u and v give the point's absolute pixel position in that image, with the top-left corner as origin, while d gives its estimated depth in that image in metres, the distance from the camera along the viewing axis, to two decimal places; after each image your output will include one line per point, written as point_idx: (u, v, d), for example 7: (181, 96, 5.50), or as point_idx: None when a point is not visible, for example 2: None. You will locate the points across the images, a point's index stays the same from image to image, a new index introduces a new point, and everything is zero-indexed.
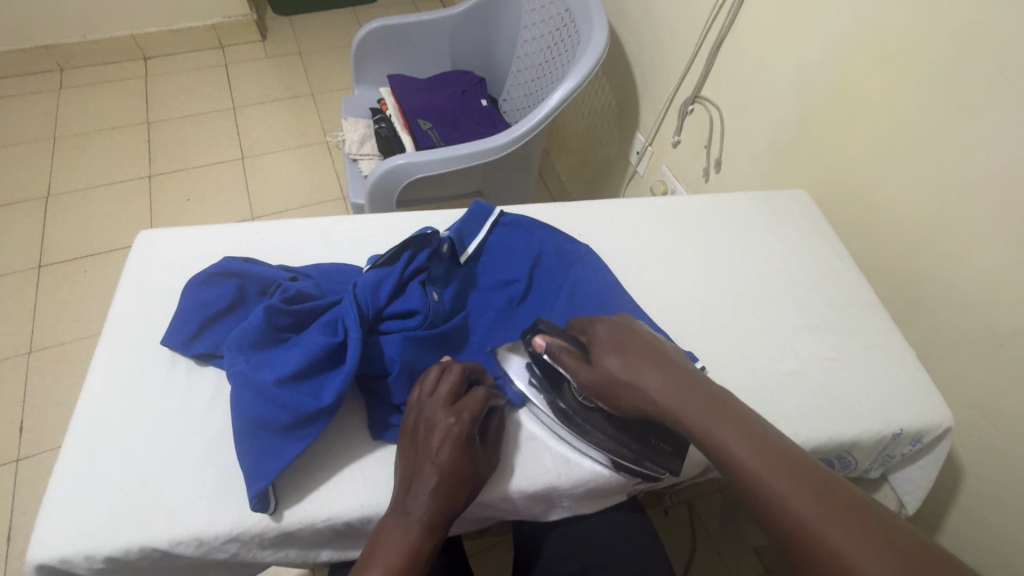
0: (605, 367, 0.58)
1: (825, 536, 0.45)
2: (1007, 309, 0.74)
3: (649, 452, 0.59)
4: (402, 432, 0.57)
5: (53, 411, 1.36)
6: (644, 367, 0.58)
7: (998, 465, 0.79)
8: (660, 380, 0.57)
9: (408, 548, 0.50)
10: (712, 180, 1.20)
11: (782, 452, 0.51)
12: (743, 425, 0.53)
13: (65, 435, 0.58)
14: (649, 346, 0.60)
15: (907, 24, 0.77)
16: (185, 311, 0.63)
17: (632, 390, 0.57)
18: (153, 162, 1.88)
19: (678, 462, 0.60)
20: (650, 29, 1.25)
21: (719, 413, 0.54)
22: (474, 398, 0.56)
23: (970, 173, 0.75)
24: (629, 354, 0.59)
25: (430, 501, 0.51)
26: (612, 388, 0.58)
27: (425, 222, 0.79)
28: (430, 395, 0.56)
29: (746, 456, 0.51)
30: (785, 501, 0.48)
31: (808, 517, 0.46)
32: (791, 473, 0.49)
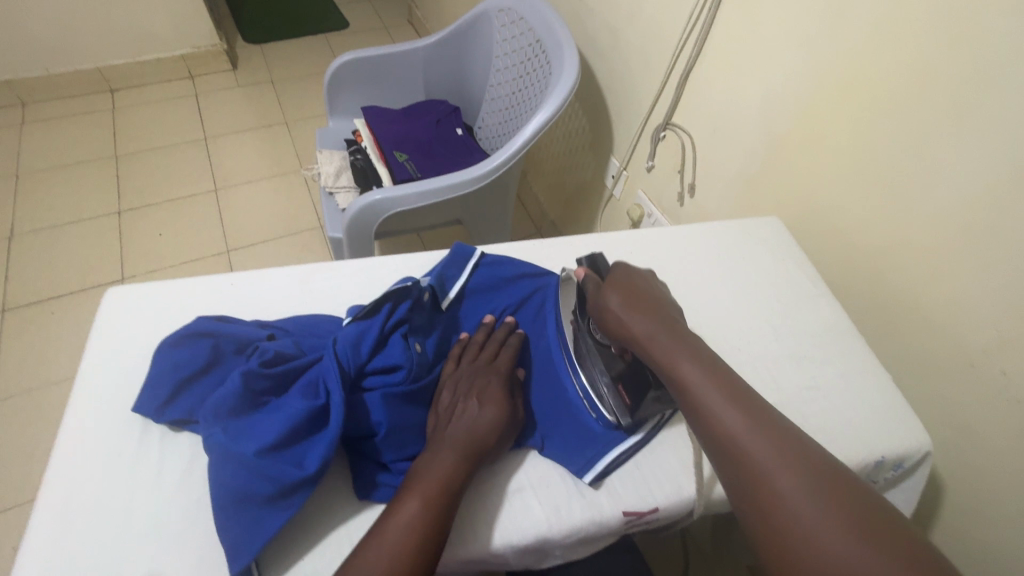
0: (607, 300, 0.67)
1: (764, 465, 0.52)
2: (974, 329, 0.77)
3: (612, 395, 0.66)
4: (430, 416, 0.62)
5: (20, 464, 1.30)
6: (632, 305, 0.65)
7: (976, 482, 0.81)
8: (645, 318, 0.64)
9: (417, 517, 0.51)
10: (686, 204, 1.23)
11: (739, 393, 0.57)
12: (705, 363, 0.59)
13: (31, 516, 0.55)
14: (651, 292, 0.67)
15: (866, 57, 0.80)
16: (156, 377, 0.61)
17: (616, 322, 0.65)
18: (122, 197, 1.83)
19: (626, 419, 0.65)
20: (619, 57, 1.28)
21: (686, 352, 0.61)
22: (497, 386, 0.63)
23: (933, 199, 0.78)
24: (628, 296, 0.66)
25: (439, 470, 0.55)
26: (606, 319, 0.67)
27: (406, 266, 0.79)
28: (462, 370, 0.65)
29: (703, 389, 0.57)
30: (733, 432, 0.54)
31: (753, 450, 0.52)
32: (740, 407, 0.55)
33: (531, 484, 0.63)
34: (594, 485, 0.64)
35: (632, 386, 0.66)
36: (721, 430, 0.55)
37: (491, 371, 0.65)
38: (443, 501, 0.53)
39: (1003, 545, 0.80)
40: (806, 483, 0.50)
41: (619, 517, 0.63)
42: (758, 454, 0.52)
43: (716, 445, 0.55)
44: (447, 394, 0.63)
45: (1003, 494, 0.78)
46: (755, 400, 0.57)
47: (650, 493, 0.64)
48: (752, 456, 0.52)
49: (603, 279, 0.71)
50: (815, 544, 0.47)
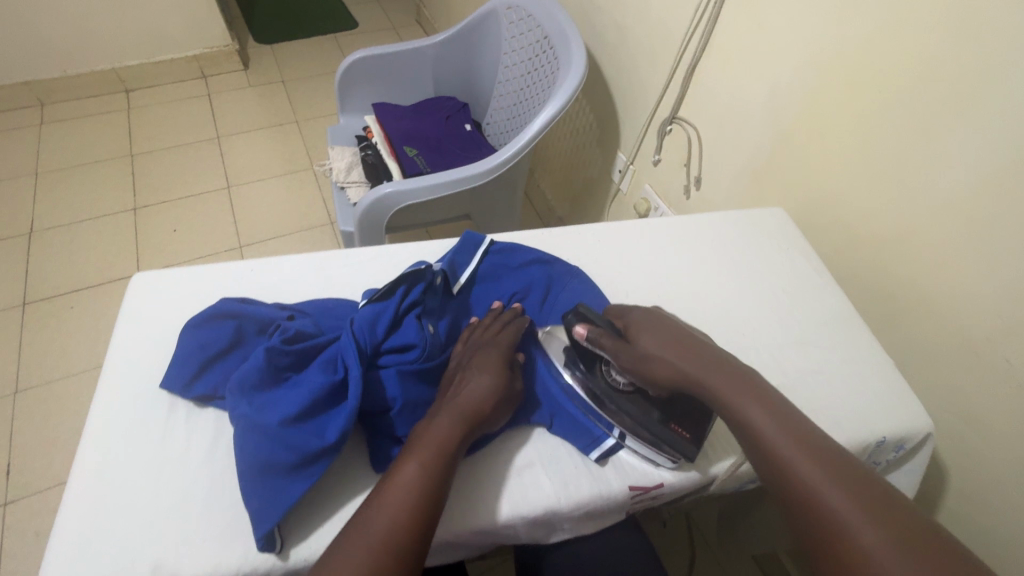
0: (640, 346, 0.65)
1: (835, 509, 0.50)
2: (976, 315, 0.78)
3: (669, 437, 0.63)
4: (436, 390, 0.64)
5: (42, 452, 1.34)
6: (668, 346, 0.64)
7: (979, 466, 0.82)
8: (686, 356, 0.64)
9: (421, 475, 0.53)
10: (692, 197, 1.24)
11: (806, 435, 0.56)
12: (749, 386, 0.60)
13: (67, 484, 0.58)
14: (679, 331, 0.67)
15: (869, 49, 0.81)
16: (182, 354, 0.64)
17: (662, 364, 0.63)
18: (138, 194, 1.88)
19: (694, 450, 0.64)
20: (626, 53, 1.30)
21: (730, 375, 0.61)
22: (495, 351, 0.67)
23: (936, 187, 0.79)
24: (661, 337, 0.66)
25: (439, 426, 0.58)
26: (647, 366, 0.64)
27: (418, 253, 0.81)
28: (464, 347, 0.68)
29: (749, 409, 0.58)
30: (800, 474, 0.53)
31: (823, 493, 0.51)
32: (783, 424, 0.57)
33: (540, 459, 0.65)
34: (600, 461, 0.66)
35: (687, 422, 0.65)
36: (763, 444, 0.56)
37: (492, 348, 0.67)
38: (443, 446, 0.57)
39: (1006, 529, 0.81)
40: (852, 497, 0.50)
41: (625, 492, 0.65)
42: (803, 468, 0.53)
43: (761, 459, 0.56)
44: (453, 370, 0.65)
45: (1006, 477, 0.79)
46: (799, 421, 0.58)
47: (655, 468, 0.66)
48: (797, 469, 0.53)
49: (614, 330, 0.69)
50: (862, 555, 0.47)
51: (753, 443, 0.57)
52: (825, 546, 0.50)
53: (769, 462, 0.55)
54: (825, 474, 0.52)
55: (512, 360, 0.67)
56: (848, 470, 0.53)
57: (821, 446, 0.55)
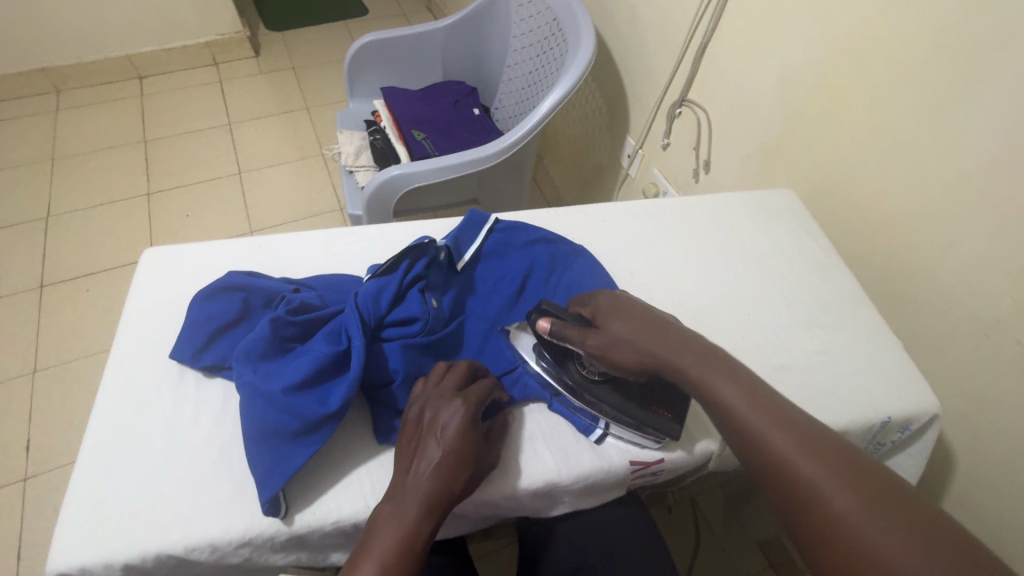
0: (611, 331, 0.62)
1: (805, 474, 0.50)
2: (988, 298, 0.77)
3: (653, 419, 0.64)
4: (402, 427, 0.58)
5: (60, 429, 1.38)
6: (639, 331, 0.62)
7: (987, 450, 0.81)
8: (655, 339, 0.62)
9: (406, 532, 0.51)
10: (701, 181, 1.23)
11: (770, 402, 0.56)
12: (714, 361, 0.60)
13: (81, 448, 0.60)
14: (649, 313, 0.64)
15: (883, 25, 0.79)
16: (192, 325, 0.65)
17: (631, 349, 0.62)
18: (151, 180, 1.90)
19: (677, 427, 0.64)
20: (636, 34, 1.28)
21: (694, 351, 0.61)
22: (480, 386, 0.61)
23: (949, 166, 0.77)
24: (630, 319, 0.64)
25: (431, 479, 0.53)
26: (616, 351, 0.62)
27: (423, 232, 0.82)
28: (435, 385, 0.60)
29: (717, 383, 0.58)
30: (769, 443, 0.53)
31: (790, 458, 0.51)
32: (751, 396, 0.56)
33: (543, 436, 0.66)
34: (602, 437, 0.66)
35: (666, 401, 0.65)
36: (732, 417, 0.56)
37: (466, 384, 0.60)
38: (440, 500, 0.53)
39: (1014, 514, 0.80)
40: (822, 463, 0.50)
41: (625, 467, 0.65)
42: (773, 438, 0.53)
43: (731, 433, 0.56)
44: (417, 408, 0.58)
45: (1015, 462, 0.78)
46: (765, 390, 0.57)
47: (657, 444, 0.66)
48: (767, 439, 0.53)
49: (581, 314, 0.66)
50: (833, 519, 0.48)
51: (723, 418, 0.57)
52: (800, 516, 0.50)
53: (739, 435, 0.55)
54: (794, 441, 0.52)
55: (494, 393, 0.63)
56: (815, 436, 0.53)
57: (789, 414, 0.55)
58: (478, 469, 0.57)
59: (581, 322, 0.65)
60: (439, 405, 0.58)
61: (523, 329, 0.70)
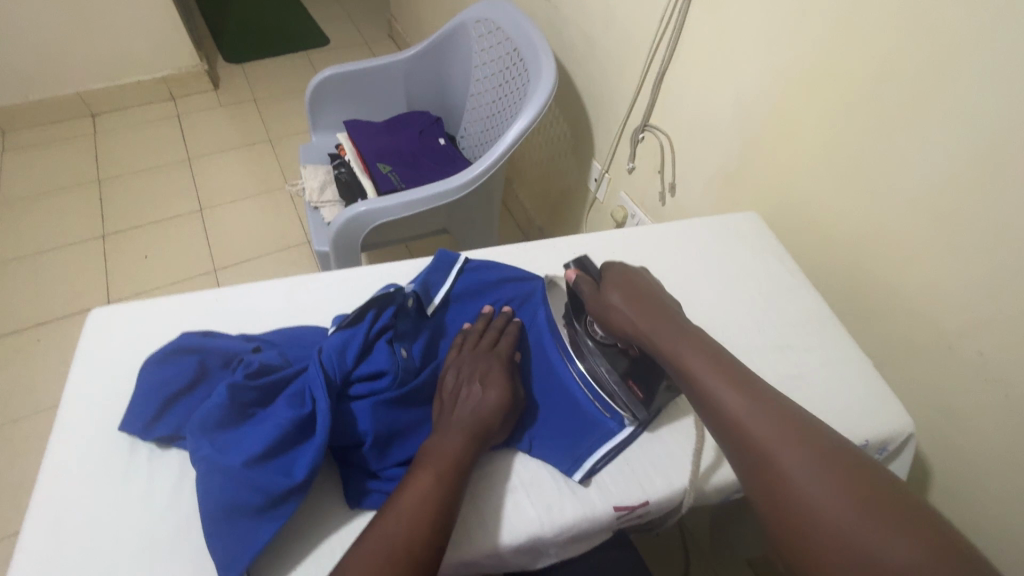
0: (607, 297, 0.68)
1: (804, 487, 0.49)
2: (949, 313, 0.78)
3: (624, 392, 0.67)
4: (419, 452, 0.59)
5: (9, 496, 1.28)
6: (635, 303, 0.67)
7: (961, 461, 0.82)
8: (643, 313, 0.66)
9: (399, 540, 0.50)
10: (668, 204, 1.25)
11: (776, 409, 0.55)
12: (719, 367, 0.59)
13: (18, 540, 0.54)
14: (652, 292, 0.68)
15: (831, 53, 0.82)
16: (142, 394, 0.61)
17: (624, 319, 0.66)
18: (106, 222, 1.82)
19: (643, 411, 0.66)
20: (595, 62, 1.30)
21: (696, 349, 0.61)
22: (507, 341, 0.70)
23: (905, 186, 0.80)
24: (629, 291, 0.68)
25: (469, 416, 0.60)
26: (609, 315, 0.67)
27: (391, 275, 0.79)
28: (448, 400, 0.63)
29: (721, 392, 0.57)
30: (768, 451, 0.52)
31: (789, 469, 0.51)
32: (758, 404, 0.55)
33: (524, 485, 0.63)
34: (584, 483, 0.64)
35: (643, 381, 0.67)
36: (737, 428, 0.55)
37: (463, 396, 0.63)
38: (453, 480, 0.55)
39: (992, 524, 0.81)
40: (823, 474, 0.50)
41: (611, 512, 0.63)
42: (779, 454, 0.52)
43: (734, 447, 0.55)
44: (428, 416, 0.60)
45: (989, 472, 0.79)
46: (773, 396, 0.56)
47: (640, 487, 0.65)
48: (772, 456, 0.52)
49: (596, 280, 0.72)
50: (833, 530, 0.47)
51: (724, 428, 0.56)
52: (797, 529, 0.49)
53: (745, 449, 0.54)
54: (799, 453, 0.51)
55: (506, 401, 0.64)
56: (824, 445, 0.52)
57: (798, 421, 0.54)
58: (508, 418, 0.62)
59: (596, 282, 0.71)
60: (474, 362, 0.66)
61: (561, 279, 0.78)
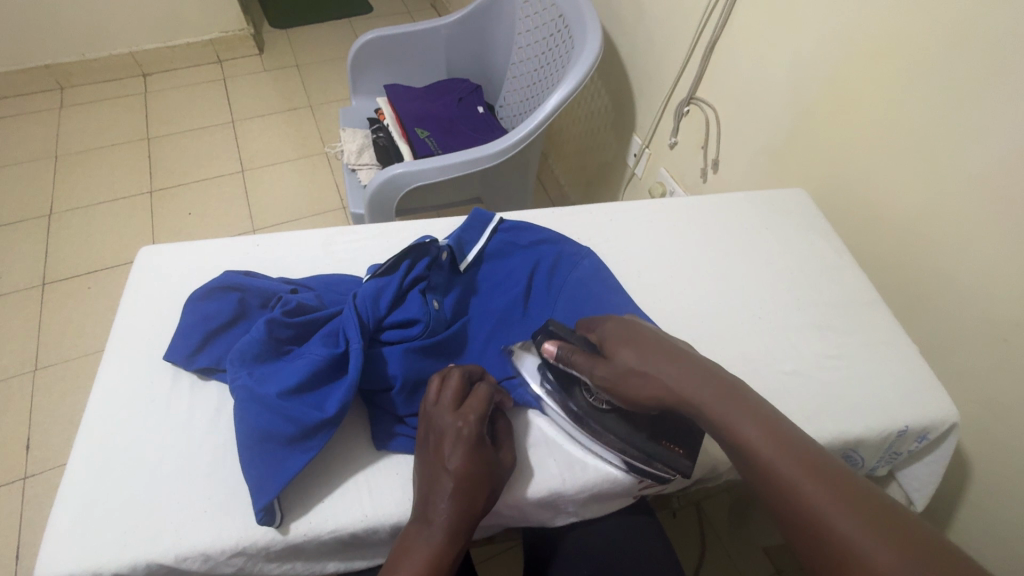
0: (621, 362, 0.58)
1: None
2: (1006, 302, 0.74)
3: (662, 453, 0.58)
4: (416, 443, 0.58)
5: (61, 429, 1.36)
6: (658, 361, 0.58)
7: (1005, 459, 0.78)
8: (669, 375, 0.57)
9: (432, 556, 0.50)
10: (709, 181, 1.21)
11: (850, 490, 0.48)
12: (785, 444, 0.51)
13: (71, 453, 0.58)
14: (668, 347, 0.59)
15: (899, 21, 0.77)
16: (186, 326, 0.63)
17: (648, 382, 0.57)
18: (154, 178, 1.89)
19: (689, 464, 0.58)
20: (644, 29, 1.26)
21: (750, 417, 0.53)
22: (477, 397, 0.57)
23: (970, 163, 0.74)
24: (643, 348, 0.59)
25: (449, 507, 0.52)
26: (627, 382, 0.57)
27: (425, 231, 0.80)
28: (434, 403, 0.57)
29: (788, 472, 0.50)
30: (845, 540, 0.46)
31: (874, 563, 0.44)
32: (833, 488, 0.49)
33: (546, 444, 0.64)
34: None
35: (678, 434, 0.59)
36: (804, 509, 0.48)
37: (460, 418, 0.55)
38: (462, 520, 0.52)
39: None
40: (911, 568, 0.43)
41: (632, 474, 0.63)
42: (865, 548, 0.45)
43: (807, 536, 0.48)
44: (423, 427, 0.57)
45: None
46: (845, 474, 0.50)
47: None
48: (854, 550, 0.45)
49: (576, 346, 0.61)
50: None
51: (794, 514, 0.49)
52: None
53: (819, 539, 0.47)
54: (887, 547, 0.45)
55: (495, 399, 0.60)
56: (915, 538, 0.45)
57: (880, 508, 0.47)
58: (494, 485, 0.55)
59: (590, 353, 0.60)
60: (444, 428, 0.55)
61: (523, 348, 0.65)
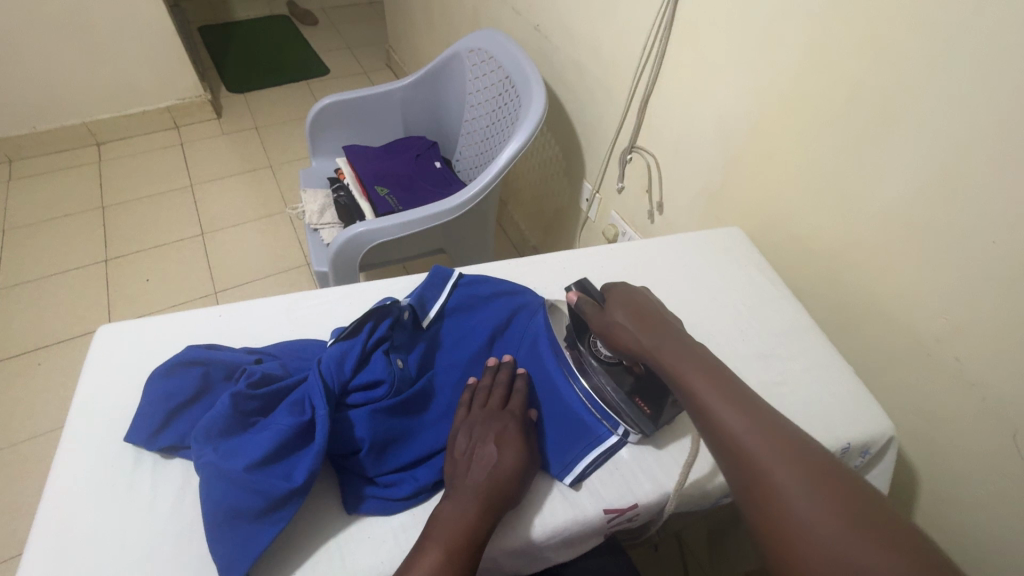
0: (613, 316, 0.70)
1: (792, 500, 0.50)
2: (925, 319, 0.82)
3: (632, 407, 0.68)
4: (450, 444, 0.64)
5: (7, 521, 1.27)
6: (640, 321, 0.68)
7: (944, 466, 0.84)
8: (649, 331, 0.67)
9: (463, 526, 0.55)
10: (656, 222, 1.29)
11: (773, 425, 0.55)
12: (722, 387, 0.59)
13: (25, 548, 0.56)
14: (653, 310, 0.70)
15: (800, 77, 0.87)
16: (148, 405, 0.63)
17: (625, 336, 0.68)
18: (109, 246, 1.86)
19: (651, 425, 0.67)
20: (585, 86, 1.36)
21: (697, 366, 0.62)
22: (519, 403, 0.68)
23: (878, 199, 0.83)
24: (633, 310, 0.70)
25: (485, 483, 0.59)
26: (614, 334, 0.69)
27: (387, 290, 0.83)
28: (482, 407, 0.67)
29: (720, 410, 0.57)
30: (760, 463, 0.53)
31: (781, 484, 0.51)
32: (756, 421, 0.55)
33: None
34: (574, 487, 0.66)
35: (650, 396, 0.69)
36: (730, 443, 0.55)
37: (506, 415, 0.65)
38: (494, 502, 0.58)
39: (978, 527, 0.82)
40: (809, 486, 0.50)
41: (601, 515, 0.65)
42: (777, 471, 0.52)
43: (728, 460, 0.55)
44: (467, 426, 0.65)
45: (972, 476, 0.81)
46: (771, 414, 0.57)
47: (629, 489, 0.67)
48: (763, 468, 0.52)
49: (597, 301, 0.74)
50: (811, 536, 0.48)
51: (722, 446, 0.56)
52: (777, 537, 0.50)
53: (737, 462, 0.54)
54: (787, 463, 0.52)
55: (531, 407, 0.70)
56: (820, 465, 0.52)
57: (795, 439, 0.54)
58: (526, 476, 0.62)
59: (597, 304, 0.73)
60: (489, 423, 0.64)
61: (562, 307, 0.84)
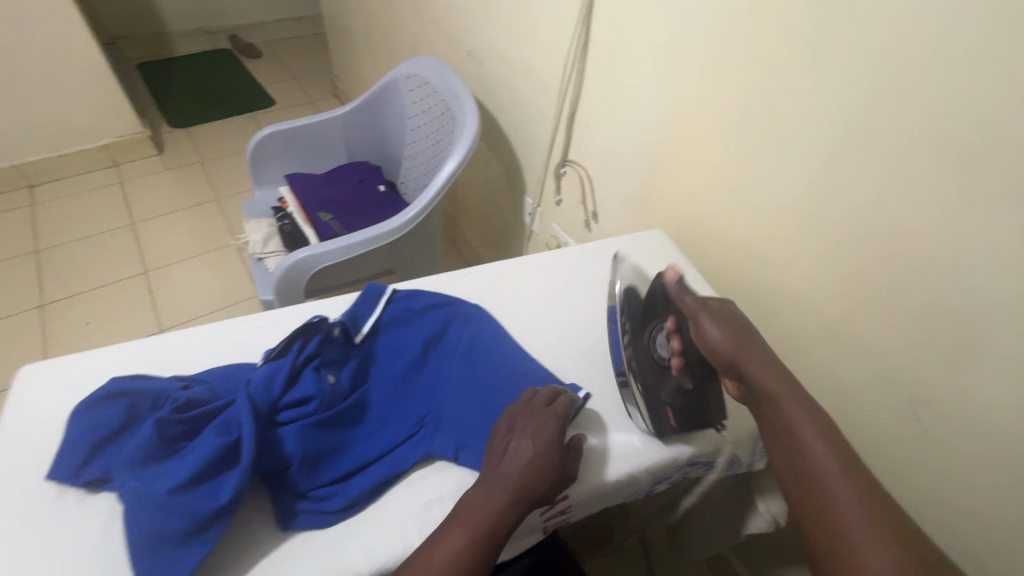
0: (710, 325, 0.72)
1: (858, 541, 0.56)
2: (828, 302, 0.89)
3: (662, 410, 0.75)
4: (497, 430, 0.67)
5: None
6: (739, 341, 0.70)
7: (860, 437, 0.91)
8: (751, 353, 0.70)
9: (489, 518, 0.58)
10: (593, 230, 1.35)
11: (862, 479, 0.60)
12: (824, 431, 0.64)
13: None
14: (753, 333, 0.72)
15: (701, 88, 0.95)
16: (71, 440, 0.63)
17: (721, 351, 0.70)
18: (45, 291, 1.79)
19: (670, 431, 0.76)
20: (518, 106, 1.42)
21: (801, 405, 0.66)
22: (564, 407, 0.69)
23: (776, 195, 0.91)
24: (735, 326, 0.72)
25: (518, 477, 0.61)
26: (708, 344, 0.71)
27: (322, 310, 0.84)
28: (528, 404, 0.69)
29: (814, 449, 0.63)
30: (840, 507, 0.58)
31: (852, 527, 0.57)
32: (847, 470, 0.61)
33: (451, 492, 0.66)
34: None
35: (686, 408, 0.76)
36: (816, 479, 0.61)
37: (548, 414, 0.67)
38: (519, 499, 0.60)
39: (894, 490, 0.89)
40: (883, 536, 0.55)
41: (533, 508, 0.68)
42: (854, 516, 0.57)
43: (806, 492, 0.61)
44: (509, 419, 0.67)
45: (883, 443, 0.88)
46: (862, 469, 0.61)
47: None
48: (839, 509, 0.58)
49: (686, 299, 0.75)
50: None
51: (805, 478, 0.62)
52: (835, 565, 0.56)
53: (815, 498, 0.60)
54: (870, 519, 0.57)
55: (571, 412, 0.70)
56: (900, 526, 0.56)
57: (881, 499, 0.59)
58: (558, 478, 0.64)
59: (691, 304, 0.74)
60: (531, 420, 0.66)
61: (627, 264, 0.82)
